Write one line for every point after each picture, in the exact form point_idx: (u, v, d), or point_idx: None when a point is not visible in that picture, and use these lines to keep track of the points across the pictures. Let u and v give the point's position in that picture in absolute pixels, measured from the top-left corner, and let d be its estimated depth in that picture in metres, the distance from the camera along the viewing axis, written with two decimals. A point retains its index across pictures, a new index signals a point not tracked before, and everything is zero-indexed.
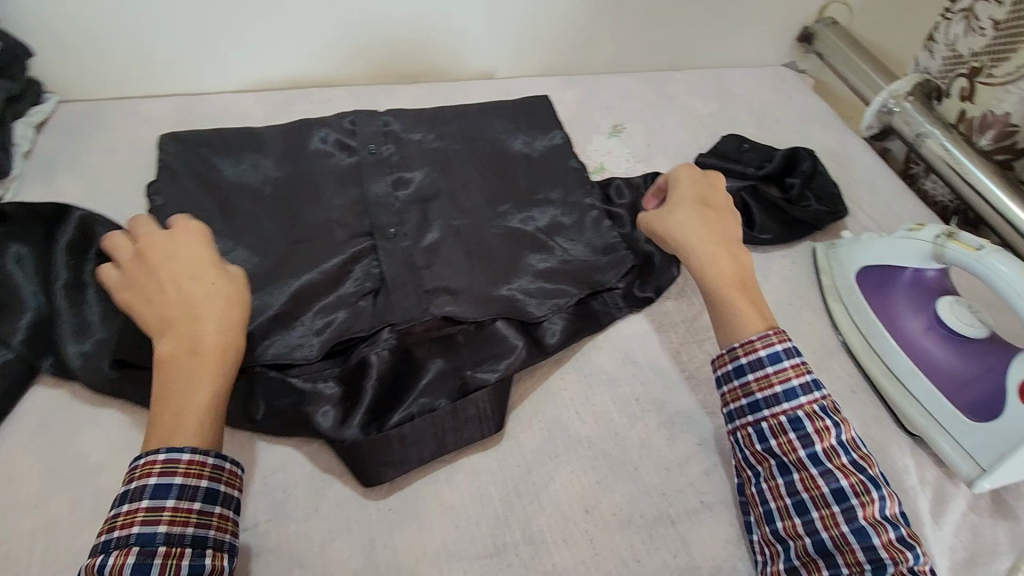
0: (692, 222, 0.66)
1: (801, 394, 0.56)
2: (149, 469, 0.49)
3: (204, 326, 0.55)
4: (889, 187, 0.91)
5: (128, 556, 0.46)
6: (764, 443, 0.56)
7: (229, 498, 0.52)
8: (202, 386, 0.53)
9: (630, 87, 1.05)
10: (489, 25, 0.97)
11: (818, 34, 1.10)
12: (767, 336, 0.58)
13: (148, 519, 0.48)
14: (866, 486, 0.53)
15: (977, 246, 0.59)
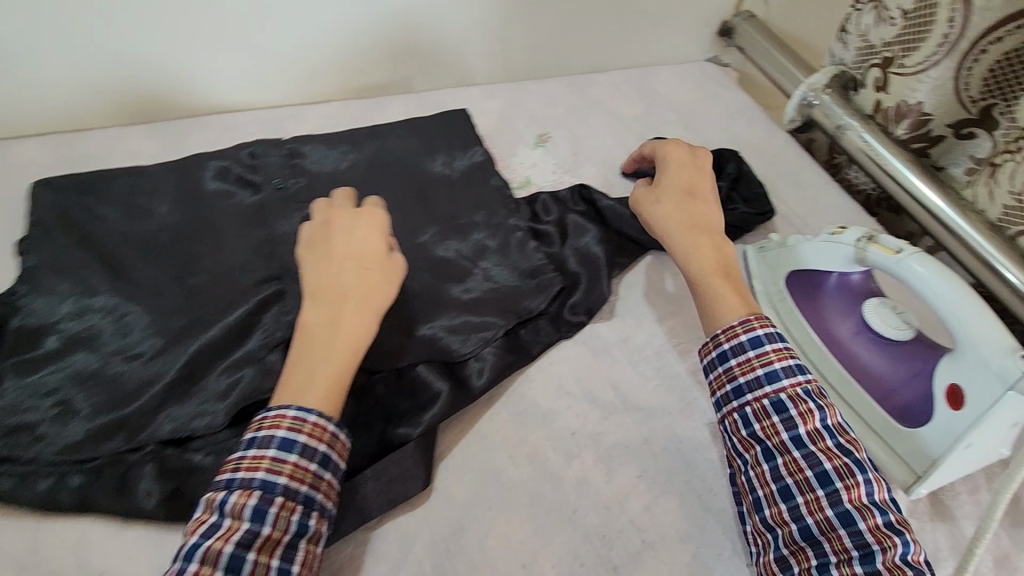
0: (679, 212, 0.69)
1: (784, 376, 0.57)
2: (279, 422, 0.50)
3: (353, 301, 0.56)
4: (814, 181, 0.92)
5: (251, 497, 0.47)
6: (749, 428, 0.56)
7: (337, 470, 0.52)
8: (344, 355, 0.54)
9: (554, 93, 1.01)
10: (401, 39, 0.92)
11: (737, 28, 1.09)
12: (747, 320, 0.60)
13: (273, 468, 0.49)
14: (850, 470, 0.52)
15: (897, 248, 0.58)
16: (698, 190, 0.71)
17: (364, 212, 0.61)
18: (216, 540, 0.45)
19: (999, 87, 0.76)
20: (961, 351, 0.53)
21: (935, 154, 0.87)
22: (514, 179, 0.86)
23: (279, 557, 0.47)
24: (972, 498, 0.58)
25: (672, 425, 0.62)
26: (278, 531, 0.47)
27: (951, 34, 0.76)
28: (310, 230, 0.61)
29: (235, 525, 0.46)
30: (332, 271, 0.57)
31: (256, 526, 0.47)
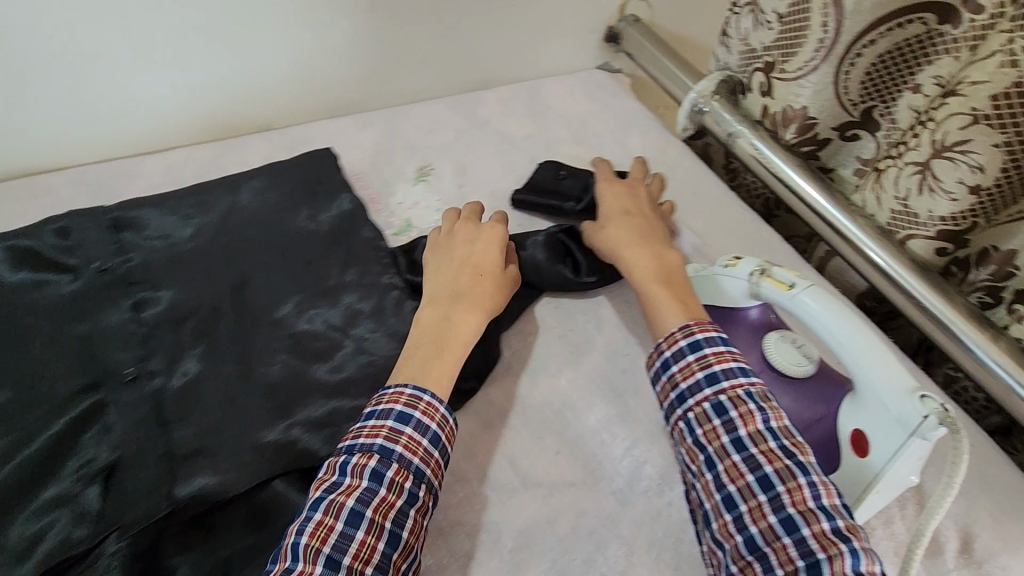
0: (620, 232, 0.67)
1: (723, 378, 0.53)
2: (399, 397, 0.54)
3: (461, 304, 0.61)
4: (712, 191, 0.88)
5: (371, 459, 0.51)
6: (693, 436, 0.52)
7: (445, 452, 0.54)
8: (451, 348, 0.58)
9: (436, 114, 0.92)
10: (247, 72, 0.81)
11: (623, 33, 1.04)
12: (687, 326, 0.57)
13: (391, 437, 0.52)
14: (792, 472, 0.48)
15: (790, 283, 0.54)
16: (636, 211, 0.70)
17: (486, 227, 0.68)
18: (339, 495, 0.49)
19: (878, 90, 0.75)
20: (861, 390, 0.50)
21: (825, 156, 0.85)
22: (392, 225, 0.77)
23: (391, 522, 0.49)
24: (888, 532, 0.56)
25: (576, 499, 0.56)
26: (392, 496, 0.50)
27: (826, 38, 0.73)
28: (434, 245, 0.68)
29: (355, 484, 0.50)
30: (463, 275, 0.63)
31: (374, 486, 0.50)
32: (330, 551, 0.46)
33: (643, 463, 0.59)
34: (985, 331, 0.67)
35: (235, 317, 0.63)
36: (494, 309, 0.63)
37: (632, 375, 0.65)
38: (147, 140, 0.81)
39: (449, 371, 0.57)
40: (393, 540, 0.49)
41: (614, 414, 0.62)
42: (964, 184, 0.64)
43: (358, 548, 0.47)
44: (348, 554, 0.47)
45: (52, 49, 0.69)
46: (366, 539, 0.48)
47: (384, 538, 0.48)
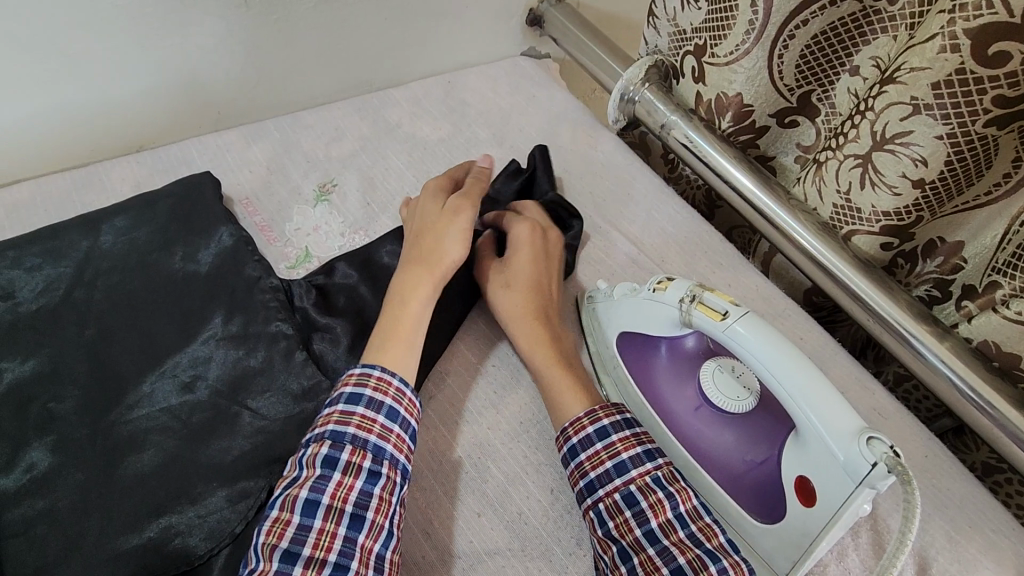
0: (508, 307, 0.60)
1: (631, 467, 0.48)
2: (347, 380, 0.50)
3: (410, 274, 0.57)
4: (647, 189, 0.81)
5: (323, 446, 0.46)
6: (604, 528, 0.47)
7: (407, 426, 0.50)
8: (400, 320, 0.55)
9: (338, 120, 0.82)
10: (101, 87, 0.69)
11: (545, 16, 0.96)
12: (593, 410, 0.52)
13: (342, 419, 0.47)
14: (703, 561, 0.43)
15: (721, 313, 0.48)
16: (523, 278, 0.62)
17: (433, 190, 0.65)
18: (293, 487, 0.44)
19: (814, 73, 0.69)
20: (801, 429, 0.45)
21: (764, 143, 0.79)
22: (288, 257, 0.69)
23: (352, 504, 0.44)
24: (841, 567, 0.52)
25: (502, 568, 0.50)
26: (349, 477, 0.45)
27: (757, 20, 0.66)
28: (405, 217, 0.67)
29: (310, 474, 0.45)
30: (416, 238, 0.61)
31: (328, 474, 0.45)
32: (287, 545, 0.42)
33: (576, 518, 0.53)
34: (932, 330, 0.62)
35: (92, 390, 0.54)
36: (444, 269, 0.58)
37: None
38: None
39: (395, 347, 0.53)
40: (357, 524, 0.44)
41: (543, 461, 0.56)
42: (908, 179, 0.59)
43: (317, 537, 0.42)
44: (307, 545, 0.42)
45: None
46: (324, 527, 0.43)
47: (346, 521, 0.44)
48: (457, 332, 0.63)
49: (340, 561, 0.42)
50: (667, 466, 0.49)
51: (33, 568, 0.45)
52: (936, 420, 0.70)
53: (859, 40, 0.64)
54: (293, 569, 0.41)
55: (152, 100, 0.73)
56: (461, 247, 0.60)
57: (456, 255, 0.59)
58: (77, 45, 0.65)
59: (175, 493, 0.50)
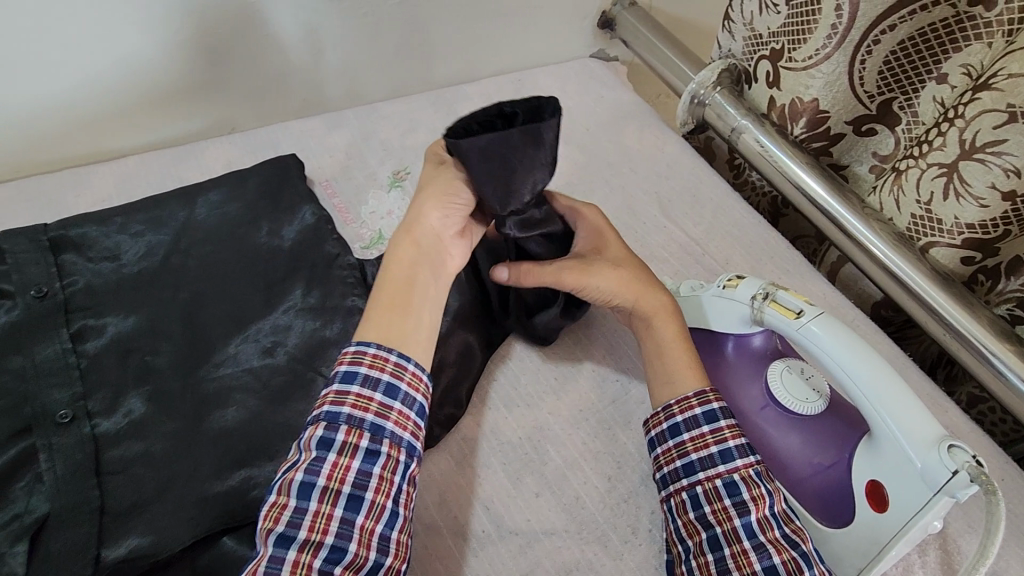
0: (619, 284, 0.55)
1: (737, 455, 0.48)
2: (342, 356, 0.48)
3: (401, 251, 0.51)
4: (712, 192, 0.81)
5: (319, 427, 0.45)
6: (698, 511, 0.47)
7: (412, 400, 0.48)
8: (393, 298, 0.50)
9: (413, 112, 0.85)
10: (207, 74, 0.75)
11: (617, 18, 0.97)
12: (703, 392, 0.51)
13: (336, 398, 0.46)
14: (799, 566, 0.42)
15: (796, 311, 0.48)
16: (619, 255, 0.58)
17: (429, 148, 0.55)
18: (288, 471, 0.44)
19: (897, 80, 0.67)
20: (876, 432, 0.44)
21: (838, 151, 0.78)
22: (363, 237, 0.72)
23: (350, 486, 0.44)
24: None
25: (557, 547, 0.51)
26: (345, 459, 0.44)
27: (840, 24, 0.66)
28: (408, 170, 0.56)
29: (306, 455, 0.44)
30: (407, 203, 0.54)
31: (324, 454, 0.44)
32: (283, 528, 0.42)
33: (632, 505, 0.53)
34: (1016, 349, 0.60)
35: (184, 347, 0.58)
36: (426, 234, 0.52)
37: (621, 402, 0.59)
38: (106, 150, 0.76)
39: (381, 316, 0.49)
40: (355, 505, 0.44)
41: (602, 448, 0.56)
42: (997, 189, 0.57)
43: (312, 520, 0.42)
44: (303, 528, 0.42)
45: None
46: (320, 509, 0.43)
47: (343, 504, 0.43)
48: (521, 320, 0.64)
49: (337, 543, 0.42)
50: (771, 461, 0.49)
51: (129, 503, 0.49)
52: (1013, 446, 0.68)
53: (950, 46, 0.62)
54: (287, 553, 0.41)
55: (249, 86, 0.79)
56: (444, 211, 0.52)
57: (450, 220, 0.53)
58: (194, 33, 0.71)
59: (259, 447, 0.53)
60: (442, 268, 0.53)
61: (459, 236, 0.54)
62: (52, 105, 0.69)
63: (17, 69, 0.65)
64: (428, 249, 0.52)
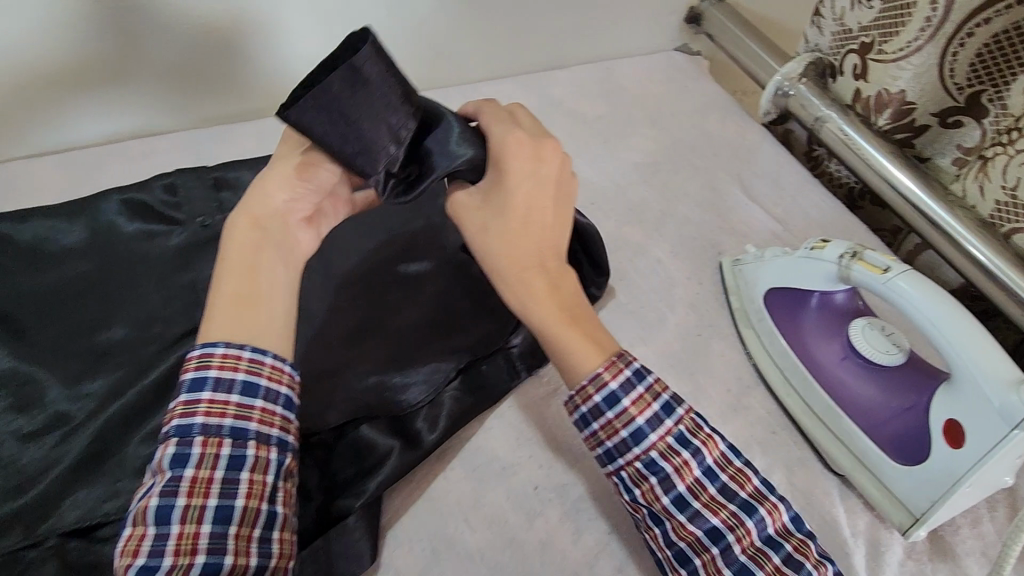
0: (517, 250, 0.49)
1: (650, 430, 0.46)
2: (187, 364, 0.44)
3: (233, 254, 0.46)
4: (792, 178, 0.85)
5: (168, 446, 0.41)
6: (630, 495, 0.48)
7: (276, 394, 0.44)
8: (239, 296, 0.46)
9: (512, 92, 0.92)
10: (230, 52, 0.79)
11: (705, 14, 1.02)
12: (597, 374, 0.47)
13: (184, 412, 0.42)
14: (738, 518, 0.45)
15: (882, 267, 0.53)
16: (534, 217, 0.50)
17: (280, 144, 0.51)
18: (143, 498, 0.40)
19: (988, 71, 0.70)
20: (957, 376, 0.49)
21: (921, 143, 0.80)
22: None
23: (216, 496, 0.41)
24: (975, 531, 0.54)
25: None
26: (205, 471, 0.41)
27: (934, 16, 0.70)
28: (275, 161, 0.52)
29: (160, 477, 0.41)
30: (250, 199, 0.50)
31: (180, 472, 0.41)
32: (144, 560, 0.39)
33: None
34: None
35: None
36: (269, 219, 0.48)
37: (704, 354, 0.65)
38: (141, 116, 0.80)
39: (219, 314, 0.45)
40: (223, 514, 0.41)
41: (685, 390, 0.62)
42: None
43: (176, 544, 0.40)
44: (168, 554, 0.39)
45: (174, 26, 0.74)
46: (184, 530, 0.40)
47: (210, 517, 0.41)
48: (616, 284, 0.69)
49: (209, 559, 0.40)
50: (686, 419, 0.47)
51: None
52: None
53: None
54: None
55: (261, 70, 0.83)
56: (293, 193, 0.49)
57: (295, 204, 0.49)
58: (197, 26, 0.75)
59: (389, 355, 0.58)
60: (292, 249, 0.49)
61: (306, 223, 0.51)
62: (135, 62, 0.75)
63: (201, 31, 0.76)
64: (267, 233, 0.48)
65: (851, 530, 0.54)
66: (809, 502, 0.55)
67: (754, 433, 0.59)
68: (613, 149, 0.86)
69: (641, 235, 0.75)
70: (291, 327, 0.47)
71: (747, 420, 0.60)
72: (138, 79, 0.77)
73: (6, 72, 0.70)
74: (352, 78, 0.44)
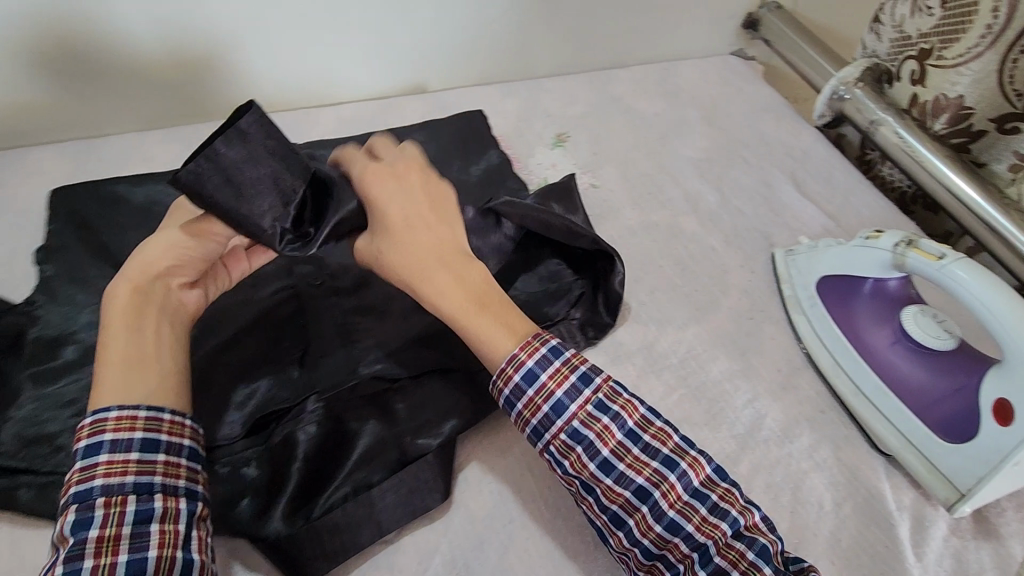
0: (424, 251, 0.53)
1: (569, 403, 0.50)
2: (80, 433, 0.44)
3: (115, 320, 0.47)
4: (845, 178, 0.88)
5: (69, 513, 0.41)
6: (562, 468, 0.50)
7: (179, 446, 0.46)
8: (137, 355, 0.46)
9: (573, 88, 0.98)
10: (324, 41, 0.86)
11: (763, 20, 1.06)
12: (514, 356, 0.51)
13: (82, 477, 0.42)
14: (661, 474, 0.49)
15: (938, 254, 0.56)
16: (421, 222, 0.55)
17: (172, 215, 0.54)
18: (50, 567, 0.40)
19: None
20: (1010, 357, 0.52)
21: (977, 149, 0.82)
22: (531, 183, 0.84)
23: (127, 550, 0.41)
24: (1020, 514, 0.57)
25: (699, 436, 0.60)
26: (112, 529, 0.41)
27: (995, 24, 0.73)
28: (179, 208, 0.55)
29: (64, 544, 0.41)
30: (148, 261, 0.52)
31: (83, 535, 0.41)
32: None
33: (763, 416, 0.62)
34: None
35: None
36: (150, 281, 0.49)
37: (756, 336, 0.68)
38: (238, 95, 0.87)
39: (110, 371, 0.45)
40: (136, 567, 0.41)
41: (737, 368, 0.65)
42: None
43: None
44: None
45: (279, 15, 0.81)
46: None
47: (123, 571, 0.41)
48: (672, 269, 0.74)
49: None
50: (602, 388, 0.50)
51: None
52: None
53: None
54: None
55: (348, 58, 0.89)
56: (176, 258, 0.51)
57: (171, 272, 0.50)
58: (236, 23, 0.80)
59: None
60: (178, 311, 0.50)
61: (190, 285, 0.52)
62: (242, 47, 0.82)
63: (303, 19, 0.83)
64: (151, 295, 0.49)
65: (896, 504, 0.57)
66: (855, 477, 0.58)
67: (805, 411, 0.62)
68: (669, 145, 0.90)
69: (696, 225, 0.79)
70: (183, 383, 0.48)
71: (798, 399, 0.63)
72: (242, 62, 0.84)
73: (127, 52, 0.77)
74: (235, 134, 0.52)
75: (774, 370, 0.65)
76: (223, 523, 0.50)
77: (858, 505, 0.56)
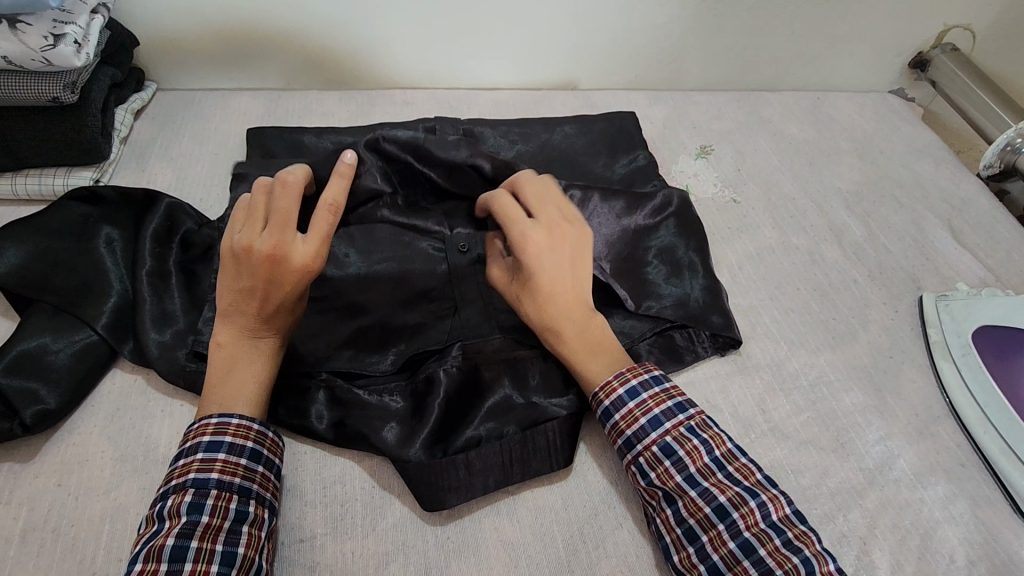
0: (564, 310, 0.57)
1: (665, 419, 0.53)
2: (204, 428, 0.50)
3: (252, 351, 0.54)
4: (1009, 232, 0.82)
5: (184, 496, 0.46)
6: (646, 478, 0.52)
7: (273, 464, 0.52)
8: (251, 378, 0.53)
9: (722, 104, 0.98)
10: (495, 30, 0.91)
11: (934, 60, 1.03)
12: (621, 372, 0.55)
13: (202, 468, 0.48)
14: (743, 498, 0.49)
15: None
16: (568, 289, 0.57)
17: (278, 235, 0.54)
18: (156, 539, 0.45)
19: None
20: None
21: None
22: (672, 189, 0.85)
23: (223, 544, 0.46)
24: None
25: (826, 460, 0.59)
26: (217, 520, 0.46)
27: None
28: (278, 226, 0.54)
29: (173, 525, 0.45)
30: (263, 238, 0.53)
31: (195, 519, 0.46)
32: None
33: (896, 456, 0.60)
34: None
35: None
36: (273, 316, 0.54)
37: (894, 376, 0.66)
38: (406, 71, 0.94)
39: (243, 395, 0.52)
40: (228, 559, 0.45)
41: (871, 404, 0.63)
42: None
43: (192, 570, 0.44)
44: None
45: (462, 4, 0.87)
46: (195, 568, 0.44)
47: (218, 560, 0.45)
48: (811, 293, 0.73)
49: None
50: (698, 416, 0.54)
51: None
52: None
53: None
54: None
55: (515, 49, 0.94)
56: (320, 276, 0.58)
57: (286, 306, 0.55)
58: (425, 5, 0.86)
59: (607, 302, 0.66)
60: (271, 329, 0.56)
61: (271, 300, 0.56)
62: (422, 28, 0.89)
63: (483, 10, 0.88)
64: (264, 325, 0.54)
65: None
66: (994, 538, 0.55)
67: (945, 460, 0.60)
68: (818, 173, 0.88)
69: (839, 254, 0.77)
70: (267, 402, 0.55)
71: (936, 447, 0.60)
72: (419, 41, 0.91)
73: (329, 22, 0.86)
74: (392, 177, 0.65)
75: (912, 414, 0.63)
76: (368, 441, 0.55)
77: (994, 566, 0.54)
